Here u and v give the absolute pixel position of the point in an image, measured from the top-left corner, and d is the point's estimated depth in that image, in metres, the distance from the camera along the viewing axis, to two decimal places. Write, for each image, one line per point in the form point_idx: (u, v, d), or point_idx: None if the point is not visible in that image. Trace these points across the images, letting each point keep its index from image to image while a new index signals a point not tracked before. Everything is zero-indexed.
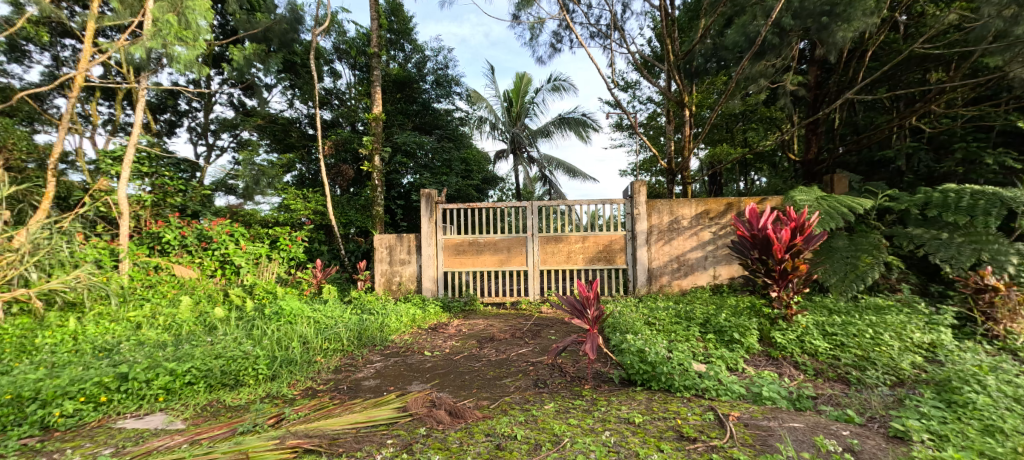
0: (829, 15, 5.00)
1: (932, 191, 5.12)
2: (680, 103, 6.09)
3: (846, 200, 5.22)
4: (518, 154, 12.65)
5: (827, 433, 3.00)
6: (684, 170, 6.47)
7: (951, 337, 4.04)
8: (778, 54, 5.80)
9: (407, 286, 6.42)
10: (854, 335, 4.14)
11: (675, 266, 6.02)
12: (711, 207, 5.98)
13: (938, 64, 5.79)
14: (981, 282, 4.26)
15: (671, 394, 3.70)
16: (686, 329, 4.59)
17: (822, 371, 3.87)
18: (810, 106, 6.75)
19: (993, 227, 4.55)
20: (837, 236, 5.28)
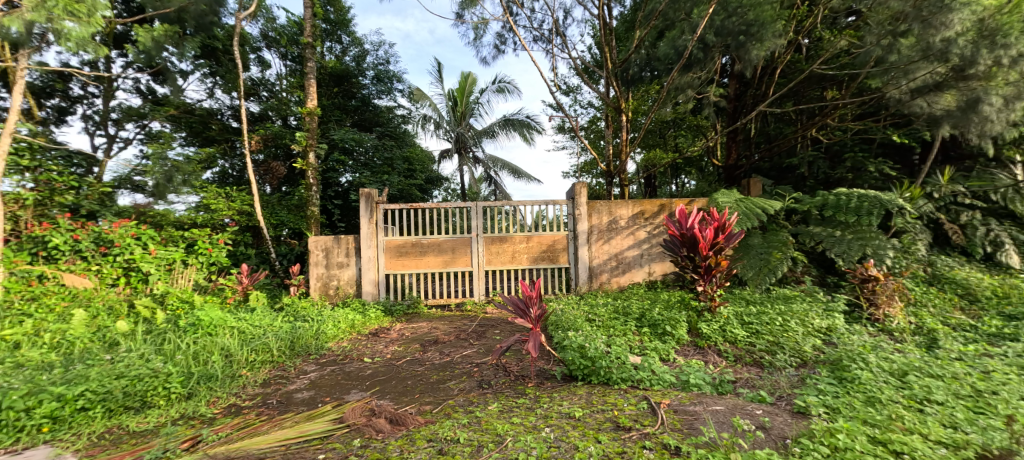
0: (745, 34, 5.52)
1: (828, 194, 5.87)
2: (618, 109, 6.40)
3: (761, 202, 5.78)
4: (463, 154, 12.54)
5: (744, 413, 3.32)
6: (621, 172, 6.80)
7: (842, 322, 4.65)
8: (703, 67, 6.32)
9: (346, 290, 6.13)
10: (767, 323, 4.60)
11: (614, 264, 6.30)
12: (646, 208, 6.34)
13: (833, 83, 6.62)
14: (865, 273, 4.92)
15: (609, 387, 3.89)
16: (624, 323, 4.83)
17: (741, 357, 4.27)
18: (730, 115, 7.39)
19: (874, 225, 5.31)
20: (753, 234, 5.87)
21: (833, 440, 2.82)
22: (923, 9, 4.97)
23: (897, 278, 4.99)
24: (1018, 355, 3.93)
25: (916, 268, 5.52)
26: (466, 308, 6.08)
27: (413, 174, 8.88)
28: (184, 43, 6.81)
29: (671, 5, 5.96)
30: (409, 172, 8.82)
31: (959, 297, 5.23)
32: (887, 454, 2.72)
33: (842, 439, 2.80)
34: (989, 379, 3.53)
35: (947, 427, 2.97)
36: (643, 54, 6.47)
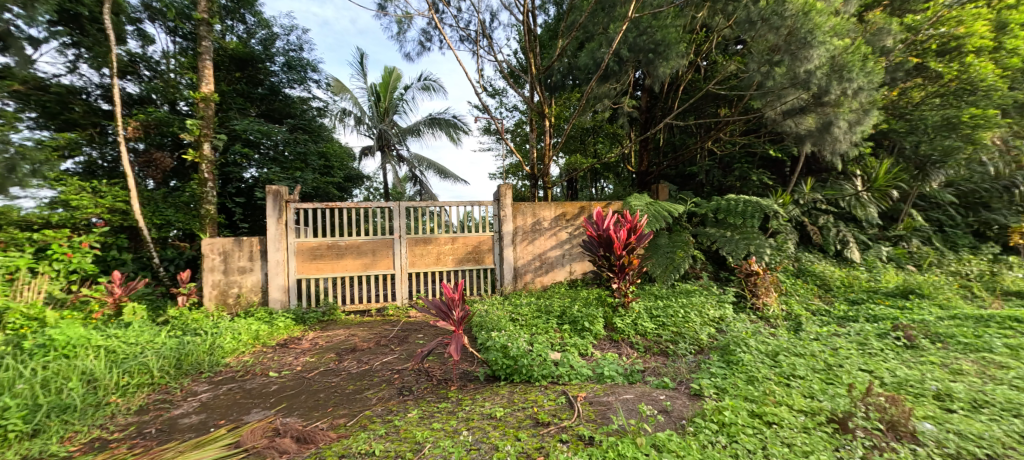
0: (653, 52, 6.22)
1: (721, 198, 6.65)
2: (541, 113, 6.92)
3: (667, 206, 6.38)
4: (387, 151, 11.90)
5: (649, 399, 3.62)
6: (544, 176, 7.13)
7: (731, 311, 5.29)
8: (619, 80, 6.87)
9: (249, 298, 5.54)
10: (672, 315, 5.08)
11: (537, 264, 6.48)
12: (568, 210, 6.62)
13: (723, 101, 7.71)
14: (749, 268, 5.65)
15: (531, 385, 3.98)
16: (546, 321, 5.02)
17: (650, 347, 4.65)
18: (642, 125, 8.07)
19: (756, 225, 6.20)
20: (661, 235, 6.46)
21: (721, 417, 3.21)
22: (791, 44, 5.91)
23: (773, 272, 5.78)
24: (857, 334, 4.83)
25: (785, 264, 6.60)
26: (387, 312, 5.82)
27: (330, 172, 8.27)
28: (36, 4, 5.65)
29: (591, 18, 6.55)
30: (325, 169, 8.21)
31: (818, 287, 6.49)
32: (764, 425, 3.17)
33: (728, 416, 3.20)
34: (837, 354, 4.28)
35: (806, 397, 3.53)
36: (565, 63, 7.02)
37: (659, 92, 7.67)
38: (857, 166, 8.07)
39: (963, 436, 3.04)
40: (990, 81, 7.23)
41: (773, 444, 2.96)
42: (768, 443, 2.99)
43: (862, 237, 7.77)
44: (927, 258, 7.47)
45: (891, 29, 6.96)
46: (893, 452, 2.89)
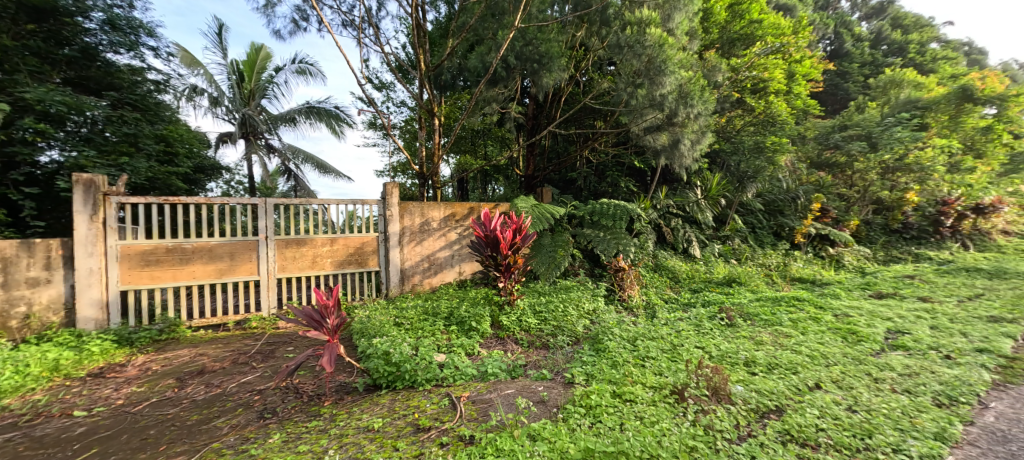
0: (538, 62, 6.84)
1: (596, 203, 7.59)
2: (430, 112, 6.95)
3: (549, 209, 7.16)
4: (253, 140, 10.45)
5: (529, 392, 3.80)
6: (434, 175, 7.21)
7: (603, 304, 6.00)
8: (507, 85, 7.36)
9: (44, 319, 4.32)
10: (553, 310, 5.67)
11: (426, 265, 6.58)
12: (457, 211, 6.86)
13: (597, 115, 8.60)
14: (618, 264, 6.53)
15: (414, 390, 3.85)
16: (433, 324, 5.22)
17: (532, 341, 5.10)
18: (529, 131, 8.48)
19: (623, 226, 7.18)
20: (544, 235, 7.22)
21: (589, 401, 3.52)
22: (650, 70, 7.00)
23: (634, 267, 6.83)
24: (695, 317, 5.79)
25: (646, 260, 7.58)
26: (250, 325, 5.03)
27: (173, 160, 6.80)
28: None
29: (481, 23, 6.80)
30: (167, 157, 6.75)
31: (669, 278, 7.55)
32: (623, 403, 3.55)
33: (594, 400, 3.52)
34: (678, 335, 5.00)
35: (655, 374, 4.06)
36: (456, 63, 7.22)
37: (542, 101, 8.23)
38: (697, 178, 9.54)
39: (762, 394, 3.71)
40: (783, 116, 9.65)
41: (624, 420, 3.29)
42: (624, 419, 3.31)
43: (702, 236, 9.07)
44: (743, 253, 8.96)
45: (721, 68, 8.51)
46: (712, 412, 3.44)
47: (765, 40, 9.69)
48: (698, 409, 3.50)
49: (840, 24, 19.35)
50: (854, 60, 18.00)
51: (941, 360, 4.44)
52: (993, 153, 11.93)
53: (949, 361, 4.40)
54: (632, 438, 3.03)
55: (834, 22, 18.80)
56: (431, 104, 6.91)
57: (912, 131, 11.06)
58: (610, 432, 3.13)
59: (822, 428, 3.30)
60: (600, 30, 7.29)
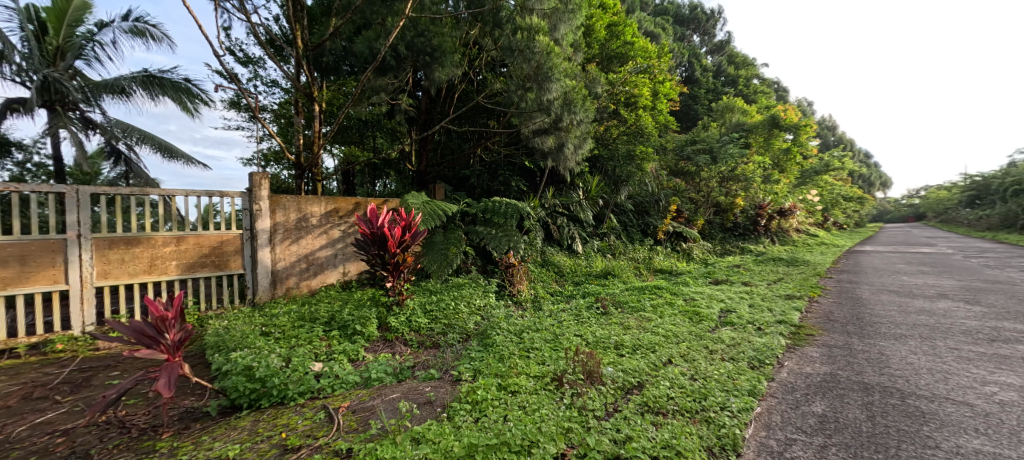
0: (430, 55, 6.58)
1: (489, 200, 7.53)
2: (309, 96, 6.25)
3: (441, 205, 6.95)
4: (62, 109, 8.47)
5: (416, 393, 3.84)
6: (313, 166, 6.50)
7: (494, 299, 6.34)
8: (397, 75, 6.94)
9: None
10: (444, 308, 5.80)
11: (303, 266, 5.90)
12: (341, 206, 6.31)
13: (490, 114, 8.58)
14: (507, 261, 6.77)
15: (284, 406, 3.56)
16: (310, 330, 4.89)
17: (422, 341, 5.14)
18: (422, 125, 8.13)
19: (514, 223, 7.21)
20: (436, 233, 7.00)
21: (475, 396, 3.63)
22: (539, 76, 7.24)
23: (525, 264, 7.04)
24: (575, 307, 6.38)
25: (535, 256, 7.82)
26: (52, 349, 3.99)
27: None
28: None
29: (369, 5, 6.15)
30: None
31: (555, 272, 7.94)
32: (508, 394, 3.75)
33: (481, 394, 3.65)
34: (561, 325, 5.59)
35: (538, 363, 4.42)
36: (341, 46, 6.59)
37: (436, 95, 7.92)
38: (580, 180, 10.10)
39: (627, 372, 4.17)
40: (649, 129, 10.48)
41: (507, 411, 3.42)
42: (508, 410, 3.46)
43: (584, 233, 9.59)
44: (617, 248, 9.67)
45: (600, 81, 9.12)
46: (585, 394, 3.75)
47: (637, 60, 10.67)
48: (573, 392, 3.80)
49: (692, 56, 22.27)
50: (701, 86, 20.93)
51: (755, 331, 5.36)
52: (790, 169, 14.95)
53: (760, 332, 5.33)
54: (513, 427, 3.12)
55: (687, 52, 21.55)
56: (311, 88, 6.22)
57: (740, 148, 13.29)
58: (493, 425, 3.21)
59: (672, 396, 3.72)
60: (493, 31, 7.31)
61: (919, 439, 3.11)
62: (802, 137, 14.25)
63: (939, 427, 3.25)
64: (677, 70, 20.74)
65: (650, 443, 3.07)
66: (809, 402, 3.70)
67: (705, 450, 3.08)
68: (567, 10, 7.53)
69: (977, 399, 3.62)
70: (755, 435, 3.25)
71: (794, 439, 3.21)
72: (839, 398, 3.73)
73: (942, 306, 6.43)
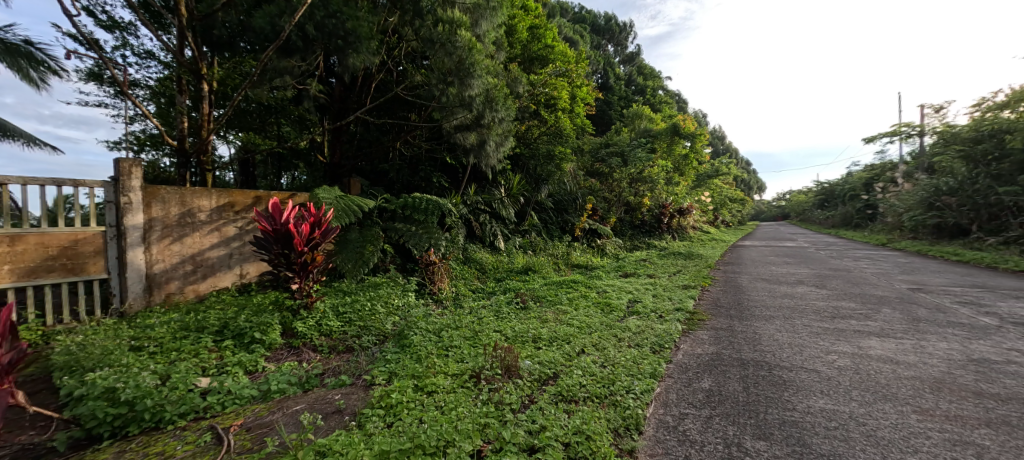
0: (342, 39, 6.07)
1: (408, 196, 7.17)
2: (196, 74, 5.44)
3: (356, 200, 6.47)
4: None
5: (323, 402, 3.61)
6: (201, 154, 5.69)
7: (413, 298, 6.08)
8: (304, 58, 6.31)
9: None
10: (359, 309, 5.39)
11: (188, 269, 5.18)
12: (236, 200, 5.67)
13: (410, 107, 8.18)
14: (428, 259, 6.54)
15: (159, 431, 3.12)
16: (198, 340, 4.28)
17: (334, 346, 4.75)
18: (334, 114, 7.51)
19: (435, 221, 6.92)
20: (351, 230, 6.49)
21: (388, 400, 3.45)
22: (460, 71, 7.02)
23: (446, 261, 6.83)
24: (495, 303, 6.31)
25: (456, 253, 7.60)
26: None
27: None
28: None
29: None
30: None
31: (477, 269, 7.80)
32: (424, 395, 3.58)
33: (395, 397, 3.47)
34: (480, 322, 5.43)
35: (457, 361, 4.26)
36: (238, 21, 5.83)
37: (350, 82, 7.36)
38: (502, 177, 10.03)
39: (544, 364, 4.17)
40: (568, 131, 10.68)
41: (422, 413, 3.27)
42: (423, 412, 3.30)
43: (505, 230, 9.55)
44: (538, 245, 9.76)
45: (521, 80, 9.08)
46: (502, 388, 3.69)
47: (557, 63, 10.87)
48: (491, 387, 3.73)
49: (606, 63, 23.28)
50: (614, 93, 21.98)
51: (657, 319, 5.66)
52: (688, 172, 16.28)
53: (661, 319, 5.64)
54: (429, 429, 2.98)
55: (602, 59, 22.49)
56: (198, 64, 5.41)
57: (646, 151, 14.19)
58: (407, 428, 3.05)
59: (584, 384, 3.77)
60: (413, 21, 6.94)
61: (780, 403, 3.45)
62: (698, 145, 15.60)
63: (796, 391, 3.63)
64: (594, 75, 21.57)
65: (563, 431, 3.07)
66: (698, 379, 3.95)
67: (612, 432, 3.15)
68: (489, 6, 7.40)
69: (821, 365, 4.12)
70: (656, 413, 3.40)
71: (686, 413, 3.39)
72: (722, 374, 4.04)
73: (800, 290, 7.39)
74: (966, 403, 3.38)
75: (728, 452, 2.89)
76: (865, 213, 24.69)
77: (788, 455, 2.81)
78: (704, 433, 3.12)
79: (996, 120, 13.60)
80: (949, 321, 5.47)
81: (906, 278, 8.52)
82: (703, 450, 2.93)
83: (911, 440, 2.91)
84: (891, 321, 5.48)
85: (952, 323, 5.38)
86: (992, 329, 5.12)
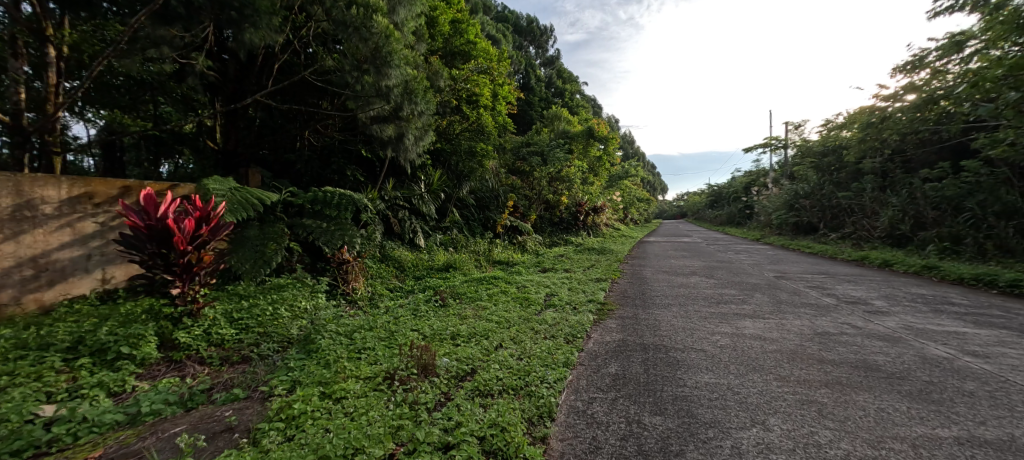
0: (237, 12, 5.36)
1: (318, 190, 6.54)
2: None
3: (256, 193, 5.75)
4: None
5: (212, 420, 3.11)
6: (46, 132, 4.72)
7: (323, 299, 5.57)
8: (188, 29, 5.41)
9: None
10: (258, 315, 4.77)
11: (28, 273, 4.26)
12: (97, 191, 4.75)
13: (321, 93, 7.50)
14: (341, 257, 6.07)
15: None
16: (42, 360, 3.50)
17: (228, 357, 4.16)
18: (228, 96, 6.65)
19: (349, 217, 6.38)
20: (249, 226, 5.74)
21: (289, 411, 3.03)
22: (377, 59, 6.53)
23: (361, 260, 6.37)
24: (413, 302, 5.97)
25: (372, 250, 7.10)
26: None
27: None
28: None
29: None
30: None
31: (396, 268, 7.36)
32: (331, 402, 3.21)
33: (297, 407, 3.07)
34: (397, 322, 5.08)
35: (370, 364, 3.91)
36: None
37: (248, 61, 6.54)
38: (422, 172, 9.60)
39: (462, 361, 3.95)
40: (490, 129, 10.50)
41: (328, 421, 2.92)
42: (330, 420, 2.96)
43: (426, 227, 9.18)
44: (459, 242, 9.50)
45: (443, 74, 8.74)
46: (417, 388, 3.43)
47: (480, 59, 10.64)
48: (405, 388, 3.45)
49: (528, 65, 23.51)
50: (535, 94, 22.26)
51: (571, 310, 5.73)
52: (602, 172, 16.97)
53: (574, 310, 5.71)
54: (334, 438, 2.69)
55: (524, 60, 22.68)
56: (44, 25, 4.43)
57: (564, 151, 14.52)
58: (311, 439, 2.71)
59: (500, 378, 3.62)
60: None
61: (675, 380, 3.60)
62: (611, 148, 16.32)
63: (686, 369, 3.80)
64: (516, 75, 21.67)
65: (478, 425, 2.92)
66: (606, 365, 3.98)
67: (526, 421, 3.05)
68: None
69: (706, 344, 4.40)
70: (567, 399, 3.36)
71: (594, 397, 3.39)
72: (627, 358, 4.12)
73: (694, 280, 7.95)
74: (811, 368, 3.78)
75: (629, 430, 2.93)
76: (745, 213, 27.68)
77: (680, 427, 2.91)
78: (610, 414, 3.13)
79: (835, 138, 15.88)
80: (802, 301, 6.21)
81: (774, 267, 9.59)
82: (608, 430, 2.94)
83: (773, 403, 3.17)
84: (760, 304, 6.08)
85: (804, 303, 6.10)
86: (831, 307, 5.89)
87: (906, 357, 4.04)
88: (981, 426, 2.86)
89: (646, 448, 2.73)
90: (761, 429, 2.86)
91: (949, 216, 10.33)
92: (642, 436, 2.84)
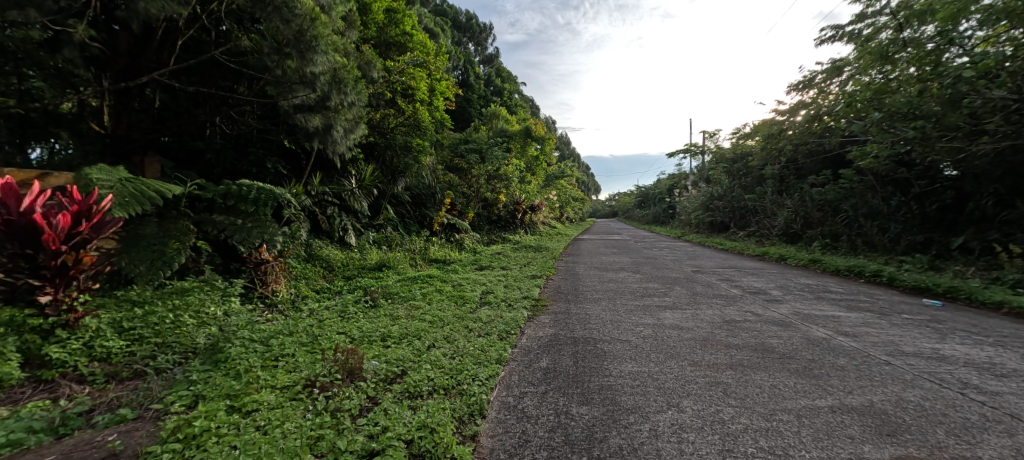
0: None
1: (232, 183, 5.84)
2: None
3: (154, 185, 5.00)
4: None
5: (88, 447, 2.61)
6: None
7: (236, 303, 5.00)
8: None
9: None
10: (154, 323, 4.13)
11: None
12: None
13: (234, 77, 6.76)
14: (259, 257, 5.55)
15: None
16: None
17: (116, 373, 3.55)
18: (119, 73, 5.77)
19: (268, 213, 5.81)
20: (145, 223, 4.97)
21: (187, 429, 2.61)
22: (300, 42, 5.96)
23: (282, 260, 5.88)
24: (340, 303, 5.53)
25: (296, 249, 6.52)
26: None
27: None
28: None
29: None
30: None
31: (323, 268, 6.82)
32: (240, 416, 2.81)
33: (198, 425, 2.64)
34: (320, 326, 4.65)
35: (288, 372, 3.50)
36: None
37: (143, 34, 5.70)
38: (352, 166, 9.02)
39: (391, 363, 3.67)
40: (428, 124, 10.07)
41: (235, 437, 2.55)
42: (237, 436, 2.58)
43: (357, 224, 8.66)
44: (394, 240, 9.07)
45: (375, 65, 8.24)
46: (340, 394, 3.12)
47: (417, 51, 10.19)
48: (326, 395, 3.13)
49: (467, 61, 23.14)
50: (474, 92, 21.94)
51: (506, 307, 5.60)
52: (538, 171, 17.09)
53: (509, 307, 5.60)
54: (240, 455, 2.36)
55: (463, 56, 22.27)
56: None
57: (502, 149, 14.40)
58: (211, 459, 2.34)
59: (430, 378, 3.39)
60: None
61: (601, 370, 3.58)
62: (548, 148, 16.46)
63: (612, 360, 3.80)
64: (454, 71, 21.22)
65: (405, 428, 2.67)
66: (537, 359, 3.88)
67: (456, 421, 2.85)
68: None
69: (632, 335, 4.45)
70: (498, 396, 3.21)
71: (526, 392, 3.26)
72: (559, 352, 4.05)
73: (621, 275, 8.15)
74: (717, 353, 3.92)
75: (557, 421, 2.83)
76: (667, 213, 29.31)
77: (605, 416, 2.85)
78: (540, 407, 3.01)
79: (744, 146, 17.13)
80: (714, 292, 6.56)
81: (691, 262, 10.13)
82: (536, 423, 2.81)
83: (688, 387, 3.23)
84: (678, 296, 6.33)
85: (716, 294, 6.45)
86: (737, 297, 6.28)
87: (794, 339, 4.32)
88: (849, 394, 3.08)
89: (572, 438, 2.64)
90: (675, 410, 2.89)
91: (829, 216, 11.49)
92: (569, 426, 2.75)
